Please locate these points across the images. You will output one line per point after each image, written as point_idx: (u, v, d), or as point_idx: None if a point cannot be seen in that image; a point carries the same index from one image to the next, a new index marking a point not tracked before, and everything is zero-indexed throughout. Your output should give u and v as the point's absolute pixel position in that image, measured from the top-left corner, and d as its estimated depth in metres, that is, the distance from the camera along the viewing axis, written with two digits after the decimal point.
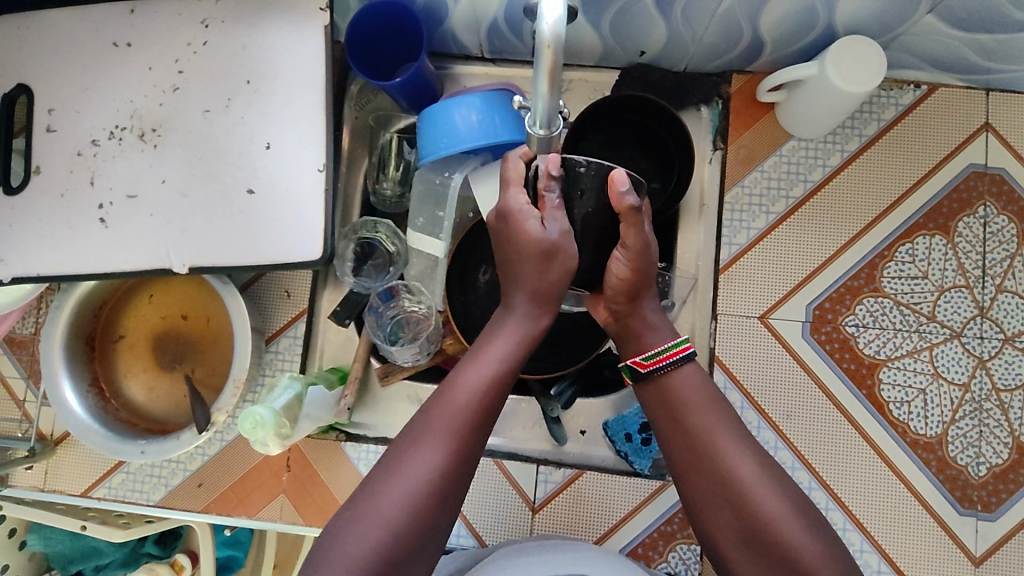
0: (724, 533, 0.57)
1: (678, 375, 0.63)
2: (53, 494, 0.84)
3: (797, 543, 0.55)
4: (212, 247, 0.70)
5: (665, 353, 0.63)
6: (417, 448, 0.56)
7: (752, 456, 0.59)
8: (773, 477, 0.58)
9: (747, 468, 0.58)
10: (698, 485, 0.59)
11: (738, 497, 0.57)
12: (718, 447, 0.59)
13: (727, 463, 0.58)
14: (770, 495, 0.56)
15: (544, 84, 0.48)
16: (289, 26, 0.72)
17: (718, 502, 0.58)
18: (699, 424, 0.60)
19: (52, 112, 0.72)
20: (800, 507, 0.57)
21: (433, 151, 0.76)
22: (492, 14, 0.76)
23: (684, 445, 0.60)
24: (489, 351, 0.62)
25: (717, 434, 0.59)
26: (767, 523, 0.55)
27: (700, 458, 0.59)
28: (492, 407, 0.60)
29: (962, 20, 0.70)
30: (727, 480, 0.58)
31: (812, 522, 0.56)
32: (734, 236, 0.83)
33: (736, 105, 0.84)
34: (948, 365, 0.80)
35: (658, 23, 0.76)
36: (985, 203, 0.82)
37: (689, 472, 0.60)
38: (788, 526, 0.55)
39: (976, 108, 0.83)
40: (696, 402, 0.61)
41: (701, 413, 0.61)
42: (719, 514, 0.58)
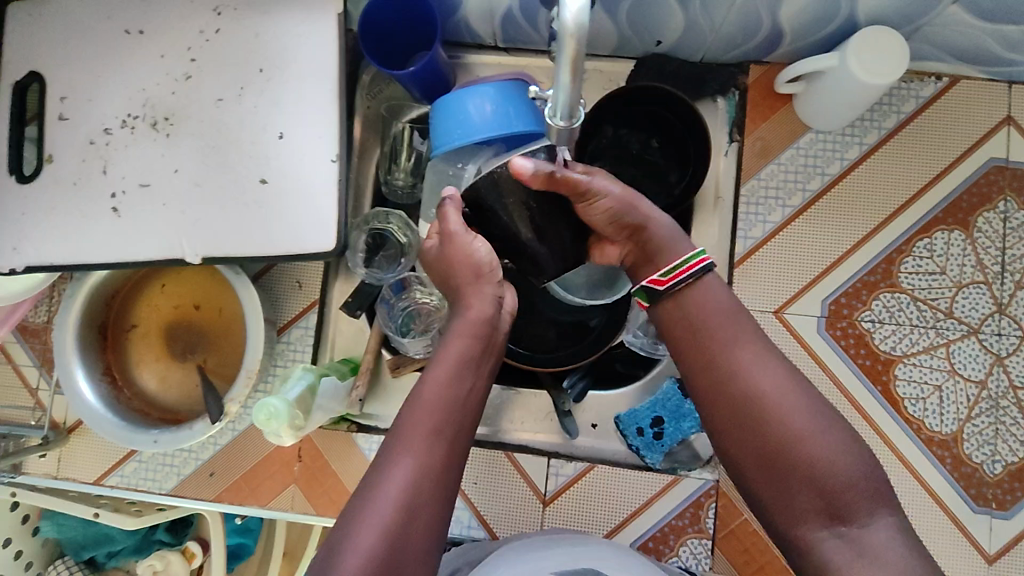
0: (746, 451, 0.58)
1: (698, 290, 0.62)
2: (66, 481, 0.84)
3: (826, 458, 0.55)
4: (225, 237, 0.70)
5: (679, 270, 0.62)
6: (397, 455, 0.57)
7: (775, 370, 0.59)
8: (798, 392, 0.58)
9: (771, 381, 0.58)
10: (721, 400, 0.59)
11: (763, 410, 0.57)
12: (740, 362, 0.59)
13: (750, 378, 0.58)
14: (796, 408, 0.57)
15: (567, 75, 0.48)
16: (302, 13, 0.71)
17: (741, 418, 0.58)
18: (719, 340, 0.60)
19: (65, 100, 0.72)
20: (829, 424, 0.57)
21: (447, 142, 0.75)
22: (506, 3, 0.75)
23: (705, 362, 0.61)
24: (447, 354, 0.62)
25: (739, 348, 0.60)
26: (795, 438, 0.56)
27: (722, 372, 0.60)
28: (463, 405, 0.61)
29: (987, 10, 0.69)
30: (750, 393, 0.58)
31: (840, 438, 0.56)
32: (749, 230, 0.82)
33: (754, 97, 0.83)
34: (965, 362, 0.79)
35: (676, 12, 0.75)
36: (1005, 198, 0.81)
37: (709, 388, 0.60)
38: (814, 441, 0.55)
39: (997, 102, 0.82)
40: (715, 317, 0.61)
41: (720, 329, 0.61)
42: (743, 430, 0.58)
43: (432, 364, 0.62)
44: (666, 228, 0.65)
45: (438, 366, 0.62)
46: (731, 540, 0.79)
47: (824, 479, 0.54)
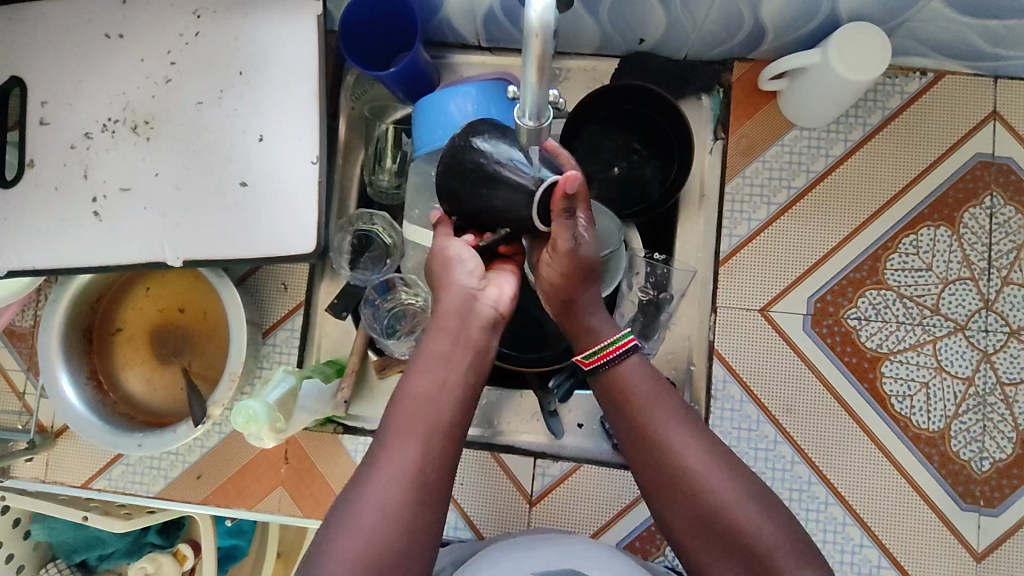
0: (682, 525, 0.58)
1: (625, 368, 0.61)
2: (54, 485, 0.84)
3: (753, 525, 0.55)
4: (206, 240, 0.70)
5: (607, 352, 0.61)
6: (384, 453, 0.56)
7: (703, 442, 0.59)
8: (725, 464, 0.58)
9: (699, 455, 0.58)
10: (653, 480, 0.59)
11: (691, 487, 0.57)
12: (668, 437, 0.58)
13: (678, 454, 0.58)
14: (724, 482, 0.57)
15: (533, 75, 0.47)
16: (282, 14, 0.71)
17: (670, 494, 0.58)
18: (646, 416, 0.59)
19: (45, 104, 0.72)
20: (755, 488, 0.57)
21: (429, 142, 0.75)
22: (487, 2, 0.75)
23: (635, 439, 0.60)
24: (433, 343, 0.60)
25: (669, 422, 0.59)
26: (724, 510, 0.56)
27: (650, 447, 0.59)
28: (451, 396, 0.59)
29: (970, 4, 0.69)
30: (678, 470, 0.57)
31: (768, 506, 0.56)
32: (735, 228, 0.82)
33: (738, 95, 0.83)
34: (952, 359, 0.79)
35: (657, 10, 0.74)
36: (992, 193, 0.80)
37: (641, 463, 0.60)
38: (741, 510, 0.56)
39: (983, 97, 0.81)
40: (644, 391, 0.60)
41: (649, 403, 0.60)
42: (674, 504, 0.57)
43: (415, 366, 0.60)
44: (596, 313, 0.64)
45: (426, 355, 0.60)
46: None
47: (752, 545, 0.55)
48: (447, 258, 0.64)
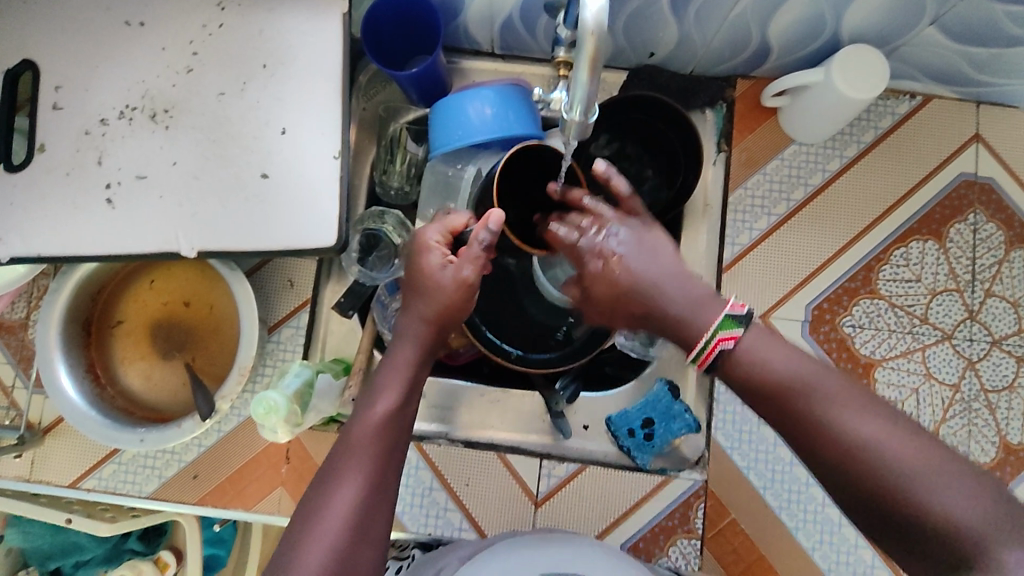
0: (867, 522, 0.48)
1: (740, 359, 0.52)
2: (40, 484, 0.81)
3: (944, 502, 0.44)
4: (223, 231, 0.69)
5: (706, 351, 0.52)
6: (331, 491, 0.54)
7: (869, 409, 0.48)
8: (899, 427, 0.47)
9: (863, 428, 0.47)
10: (824, 474, 0.49)
11: (862, 464, 0.47)
12: (831, 416, 0.48)
13: (846, 429, 0.48)
14: (901, 448, 0.46)
15: (584, 72, 0.49)
16: (307, 11, 0.72)
17: (856, 492, 0.47)
18: (799, 388, 0.50)
19: (58, 89, 0.70)
20: (930, 447, 0.46)
21: (447, 142, 0.76)
22: (508, 10, 0.77)
23: (787, 425, 0.51)
24: (388, 384, 0.60)
25: (829, 399, 0.49)
26: (903, 486, 0.45)
27: (808, 431, 0.49)
28: (398, 439, 0.58)
29: (960, 33, 0.74)
30: (844, 451, 0.48)
31: (960, 477, 0.45)
32: (737, 237, 0.85)
33: (741, 109, 0.87)
34: (940, 366, 0.82)
35: (671, 25, 0.77)
36: (975, 210, 0.85)
37: (804, 455, 0.50)
38: (930, 490, 0.45)
39: (967, 120, 0.87)
40: (783, 365, 0.51)
41: (812, 373, 0.50)
42: (852, 491, 0.48)
43: (378, 388, 0.60)
44: (656, 266, 0.55)
45: (383, 393, 0.60)
46: (719, 540, 0.80)
47: (951, 529, 0.44)
48: (449, 293, 0.63)
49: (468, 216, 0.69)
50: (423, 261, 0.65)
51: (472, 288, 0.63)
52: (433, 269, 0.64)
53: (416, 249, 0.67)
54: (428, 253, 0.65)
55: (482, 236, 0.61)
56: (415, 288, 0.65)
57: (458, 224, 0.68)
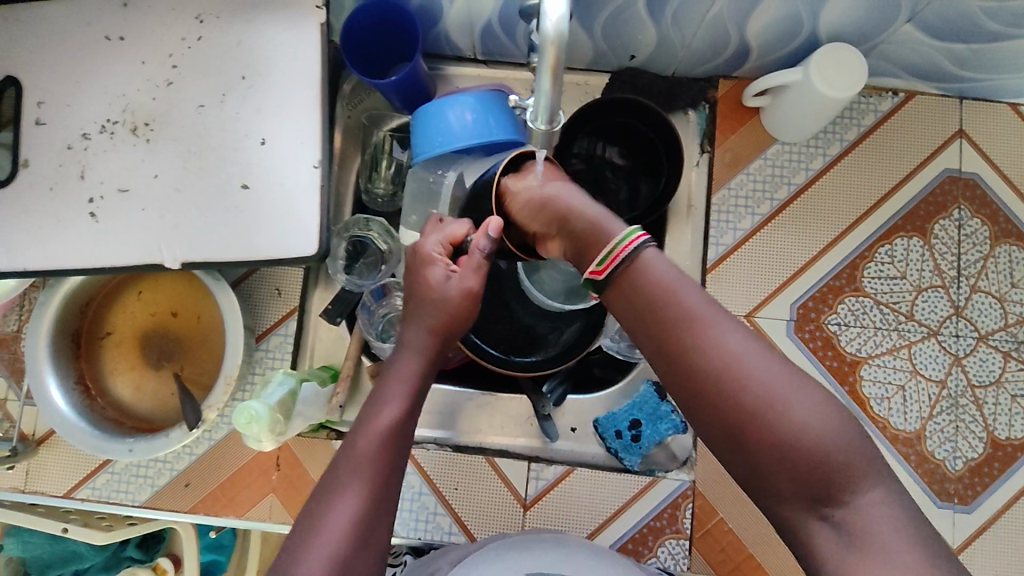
0: (719, 437, 0.52)
1: (640, 270, 0.57)
2: (34, 495, 0.82)
3: (798, 418, 0.49)
4: (205, 241, 0.70)
5: (614, 254, 0.58)
6: (336, 498, 0.54)
7: (741, 336, 0.53)
8: (767, 354, 0.52)
9: (733, 349, 0.52)
10: (690, 393, 0.53)
11: (736, 383, 0.51)
12: (706, 337, 0.53)
13: (711, 347, 0.52)
14: (766, 372, 0.51)
15: (547, 81, 0.50)
16: (285, 22, 0.72)
17: (710, 403, 0.52)
18: (679, 308, 0.54)
19: (41, 105, 0.71)
20: (789, 373, 0.51)
21: (428, 150, 0.76)
22: (486, 16, 0.77)
23: (662, 339, 0.55)
24: (391, 395, 0.61)
25: (709, 321, 0.53)
26: (762, 403, 0.50)
27: (682, 345, 0.53)
28: (401, 451, 0.59)
29: (939, 29, 0.74)
30: (718, 371, 0.51)
31: (817, 400, 0.50)
32: (721, 237, 0.85)
33: (723, 110, 0.87)
34: (926, 362, 0.82)
35: (649, 27, 0.78)
36: (959, 206, 0.85)
37: (669, 364, 0.54)
38: (790, 411, 0.49)
39: (950, 116, 0.86)
40: (669, 286, 0.55)
41: (690, 298, 0.55)
42: (717, 408, 0.51)
43: (382, 398, 0.61)
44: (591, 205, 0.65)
45: (386, 404, 0.60)
46: (708, 540, 0.80)
47: (807, 447, 0.48)
48: (450, 305, 0.65)
49: (468, 226, 0.70)
50: (427, 273, 0.67)
51: (475, 297, 0.66)
52: (437, 280, 0.67)
53: (416, 262, 0.69)
54: (432, 266, 0.67)
55: (482, 243, 0.66)
56: (417, 299, 0.67)
57: (458, 233, 0.69)
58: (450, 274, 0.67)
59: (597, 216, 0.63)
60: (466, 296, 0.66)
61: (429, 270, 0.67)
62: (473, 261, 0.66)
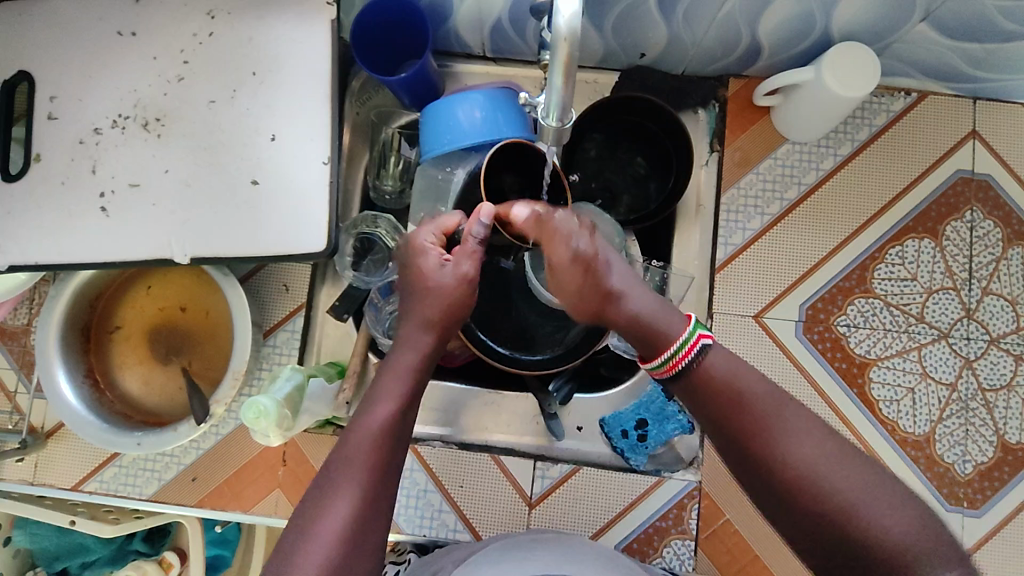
0: (800, 536, 0.52)
1: (708, 368, 0.56)
2: (44, 487, 0.83)
3: (881, 523, 0.48)
4: (214, 237, 0.70)
5: (683, 351, 0.57)
6: (328, 499, 0.54)
7: (812, 434, 0.53)
8: (840, 449, 0.52)
9: (805, 452, 0.52)
10: (771, 498, 0.53)
11: (810, 486, 0.51)
12: (779, 440, 0.52)
13: (788, 450, 0.52)
14: (847, 476, 0.50)
15: (559, 77, 0.50)
16: (296, 18, 0.72)
17: (792, 508, 0.51)
18: (754, 411, 0.54)
19: (54, 99, 0.72)
20: (867, 472, 0.51)
21: (437, 148, 0.76)
22: (496, 13, 0.77)
23: (740, 443, 0.54)
24: (387, 391, 0.60)
25: (780, 418, 0.53)
26: (843, 509, 0.49)
27: (757, 451, 0.53)
28: (395, 449, 0.58)
29: (952, 29, 0.73)
30: (793, 474, 0.51)
31: (893, 491, 0.50)
32: (730, 237, 0.84)
33: (733, 109, 0.86)
34: (936, 365, 0.82)
35: (659, 25, 0.77)
36: (972, 207, 0.84)
37: (752, 473, 0.54)
38: (864, 508, 0.49)
39: (964, 116, 0.86)
40: (742, 385, 0.55)
41: (764, 403, 0.54)
42: (794, 513, 0.51)
43: (375, 396, 0.60)
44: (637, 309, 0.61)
45: (379, 402, 0.59)
46: (714, 541, 0.80)
47: (885, 543, 0.48)
48: (446, 294, 0.65)
49: (461, 216, 0.70)
50: (421, 263, 0.67)
51: (470, 284, 0.65)
52: (431, 267, 0.66)
53: (410, 253, 0.68)
54: (426, 255, 0.67)
55: (476, 230, 0.64)
56: (414, 290, 0.66)
57: (452, 223, 0.69)
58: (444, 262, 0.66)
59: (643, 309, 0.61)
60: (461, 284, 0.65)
61: (423, 259, 0.67)
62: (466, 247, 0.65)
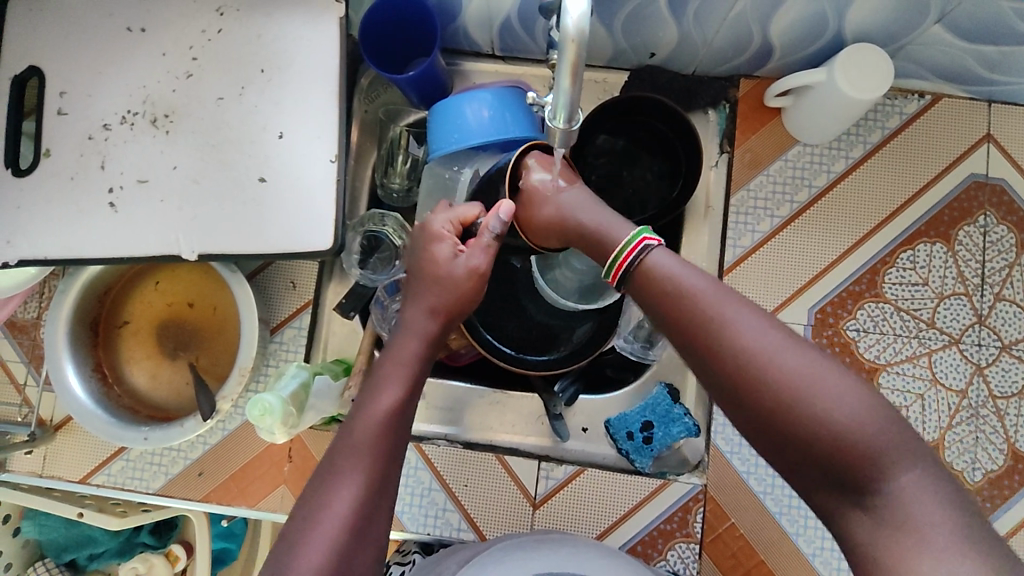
0: (750, 431, 0.48)
1: (650, 267, 0.55)
2: (52, 480, 0.83)
3: (828, 409, 0.44)
4: (221, 234, 0.70)
5: (624, 254, 0.57)
6: (335, 484, 0.53)
7: (768, 324, 0.49)
8: (794, 340, 0.48)
9: (757, 342, 0.48)
10: (718, 387, 0.49)
11: (760, 372, 0.47)
12: (728, 328, 0.49)
13: (733, 338, 0.48)
14: (796, 358, 0.46)
15: (566, 79, 0.50)
16: (305, 15, 0.72)
17: (736, 398, 0.48)
18: (699, 304, 0.51)
19: (64, 95, 0.72)
20: (823, 359, 0.47)
21: (444, 146, 0.76)
22: (505, 11, 0.77)
23: (686, 337, 0.51)
24: (391, 377, 0.60)
25: (725, 308, 0.50)
26: (791, 396, 0.45)
27: (705, 339, 0.50)
28: (400, 434, 0.58)
29: (968, 31, 0.72)
30: (738, 362, 0.48)
31: (848, 379, 0.46)
32: (739, 239, 0.84)
33: (744, 110, 0.85)
34: (946, 371, 0.81)
35: (670, 25, 0.77)
36: (985, 212, 0.83)
37: (701, 365, 0.50)
38: (815, 394, 0.45)
39: (978, 120, 0.85)
40: (687, 281, 0.52)
41: (711, 296, 0.51)
42: (741, 403, 0.48)
43: (380, 382, 0.60)
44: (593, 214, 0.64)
45: (384, 388, 0.59)
46: (719, 545, 0.80)
47: (834, 431, 0.44)
48: (456, 284, 0.64)
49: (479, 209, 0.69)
50: (433, 252, 0.66)
51: (482, 279, 0.65)
52: (443, 258, 0.65)
53: (423, 239, 0.68)
54: (438, 243, 0.66)
55: (492, 225, 0.64)
56: (424, 279, 0.66)
57: (470, 214, 0.68)
58: (455, 251, 0.66)
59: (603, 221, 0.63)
60: (470, 280, 0.64)
61: (435, 248, 0.66)
62: (480, 242, 0.65)
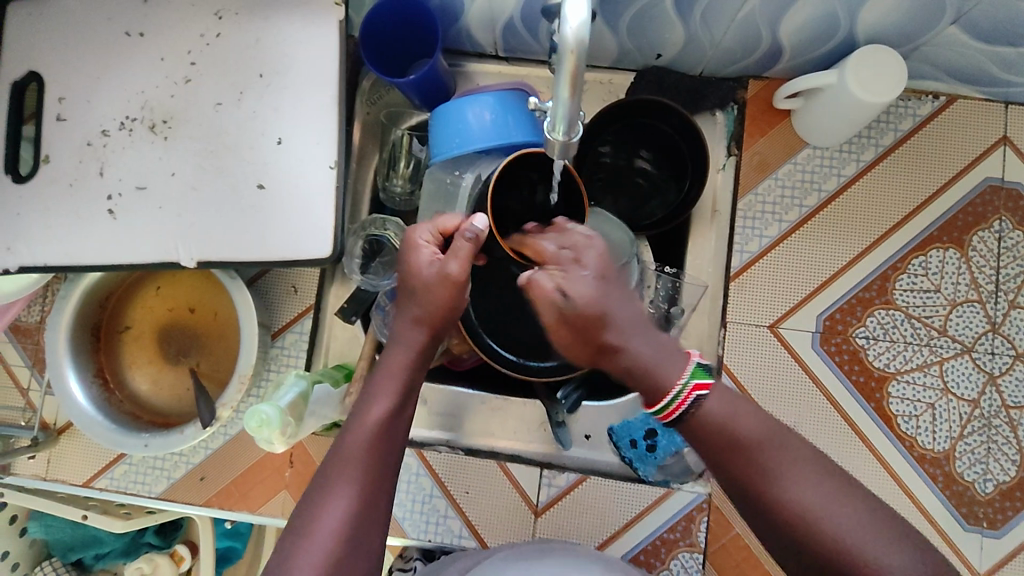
0: (797, 575, 0.49)
1: (707, 414, 0.50)
2: (56, 483, 0.83)
3: (885, 571, 0.45)
4: (220, 240, 0.69)
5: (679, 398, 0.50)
6: (325, 501, 0.53)
7: (818, 473, 0.49)
8: (844, 487, 0.48)
9: (813, 496, 0.47)
10: (769, 532, 0.49)
11: (816, 531, 0.47)
12: (782, 484, 0.48)
13: (790, 492, 0.48)
14: (844, 513, 0.47)
15: (566, 90, 0.48)
16: (304, 18, 0.71)
17: (788, 548, 0.48)
18: (758, 459, 0.49)
19: (63, 100, 0.72)
20: (877, 517, 0.47)
21: (446, 151, 0.75)
22: (508, 13, 0.75)
23: (738, 485, 0.50)
24: (382, 388, 0.58)
25: (778, 461, 0.49)
26: (850, 555, 0.46)
27: (758, 494, 0.49)
28: (392, 448, 0.57)
29: (985, 31, 0.70)
30: (793, 516, 0.47)
31: (896, 535, 0.47)
32: (746, 244, 0.82)
33: (753, 112, 0.83)
34: (958, 381, 0.79)
35: (676, 25, 0.75)
36: (1000, 217, 0.81)
37: (748, 510, 0.50)
38: (869, 555, 0.46)
39: (994, 122, 0.82)
40: (746, 427, 0.50)
41: (765, 444, 0.49)
42: (794, 556, 0.48)
43: (372, 395, 0.58)
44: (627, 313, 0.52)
45: (376, 401, 0.58)
46: (722, 554, 0.79)
47: None
48: (439, 290, 0.60)
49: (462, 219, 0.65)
50: (417, 256, 0.62)
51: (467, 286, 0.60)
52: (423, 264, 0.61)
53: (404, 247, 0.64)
54: (420, 249, 0.62)
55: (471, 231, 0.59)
56: (408, 284, 0.62)
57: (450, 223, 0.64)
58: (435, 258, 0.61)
59: (644, 357, 0.51)
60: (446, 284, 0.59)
61: (416, 253, 0.62)
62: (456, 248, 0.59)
